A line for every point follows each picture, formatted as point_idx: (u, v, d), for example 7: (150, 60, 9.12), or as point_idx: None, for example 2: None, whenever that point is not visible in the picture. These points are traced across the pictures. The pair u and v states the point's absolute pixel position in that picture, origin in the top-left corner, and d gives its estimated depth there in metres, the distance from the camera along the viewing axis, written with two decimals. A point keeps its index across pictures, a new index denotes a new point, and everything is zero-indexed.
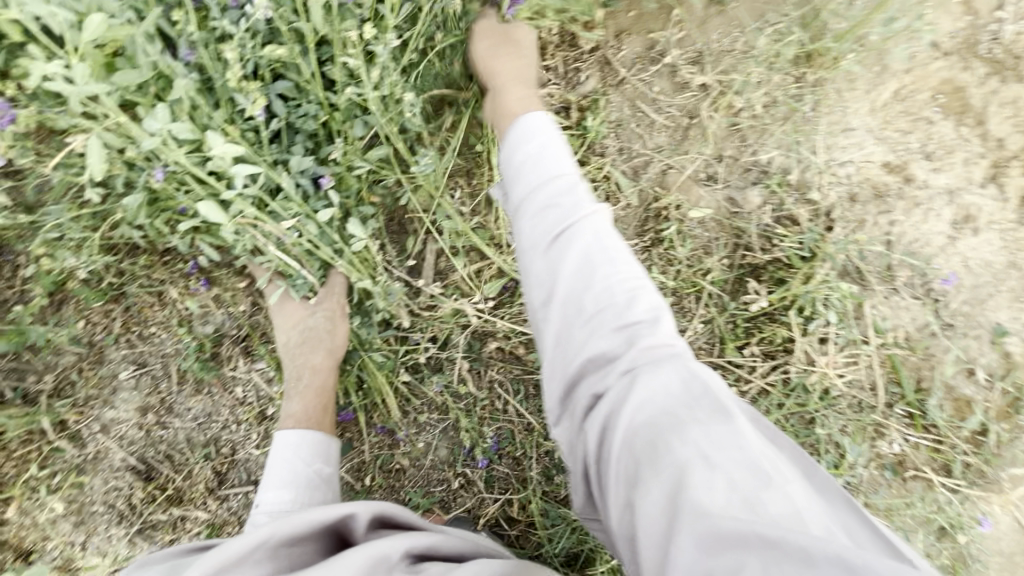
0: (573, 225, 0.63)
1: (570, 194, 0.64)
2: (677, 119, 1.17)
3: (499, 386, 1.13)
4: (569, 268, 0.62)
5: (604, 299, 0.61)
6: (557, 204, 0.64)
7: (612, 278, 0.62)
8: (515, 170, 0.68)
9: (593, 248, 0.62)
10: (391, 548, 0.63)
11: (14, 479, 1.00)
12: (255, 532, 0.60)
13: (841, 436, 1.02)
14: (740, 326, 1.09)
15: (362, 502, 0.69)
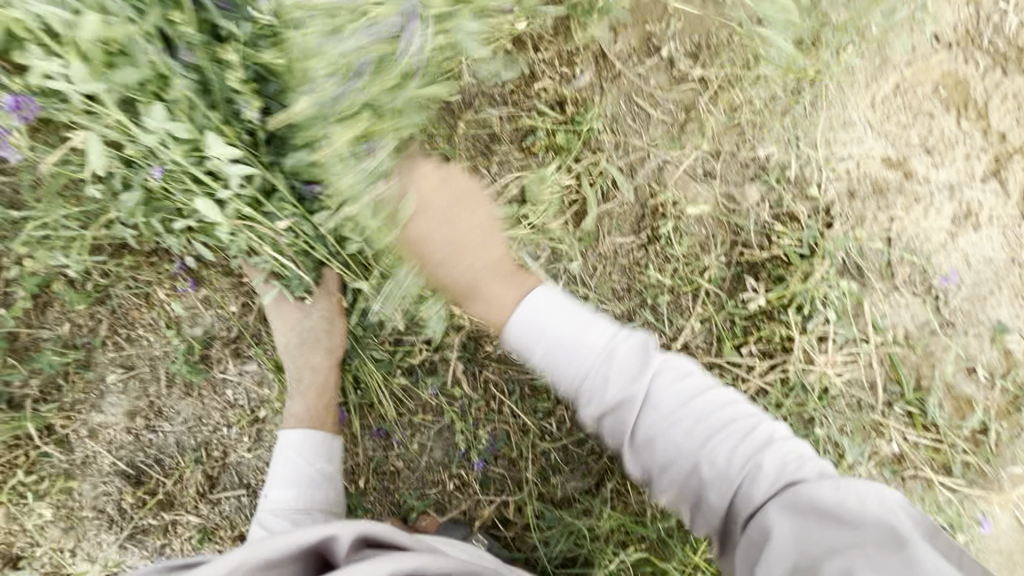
0: (638, 416, 0.71)
1: (614, 361, 0.72)
2: (674, 114, 1.15)
3: (495, 386, 1.12)
4: (637, 390, 0.70)
5: (694, 453, 0.69)
6: (612, 373, 0.72)
7: (697, 425, 0.69)
8: (548, 368, 0.74)
9: (671, 418, 0.70)
10: (370, 572, 0.60)
11: (1, 485, 0.99)
12: (225, 560, 0.58)
13: (839, 435, 1.01)
14: (738, 325, 1.08)
15: (342, 524, 0.67)
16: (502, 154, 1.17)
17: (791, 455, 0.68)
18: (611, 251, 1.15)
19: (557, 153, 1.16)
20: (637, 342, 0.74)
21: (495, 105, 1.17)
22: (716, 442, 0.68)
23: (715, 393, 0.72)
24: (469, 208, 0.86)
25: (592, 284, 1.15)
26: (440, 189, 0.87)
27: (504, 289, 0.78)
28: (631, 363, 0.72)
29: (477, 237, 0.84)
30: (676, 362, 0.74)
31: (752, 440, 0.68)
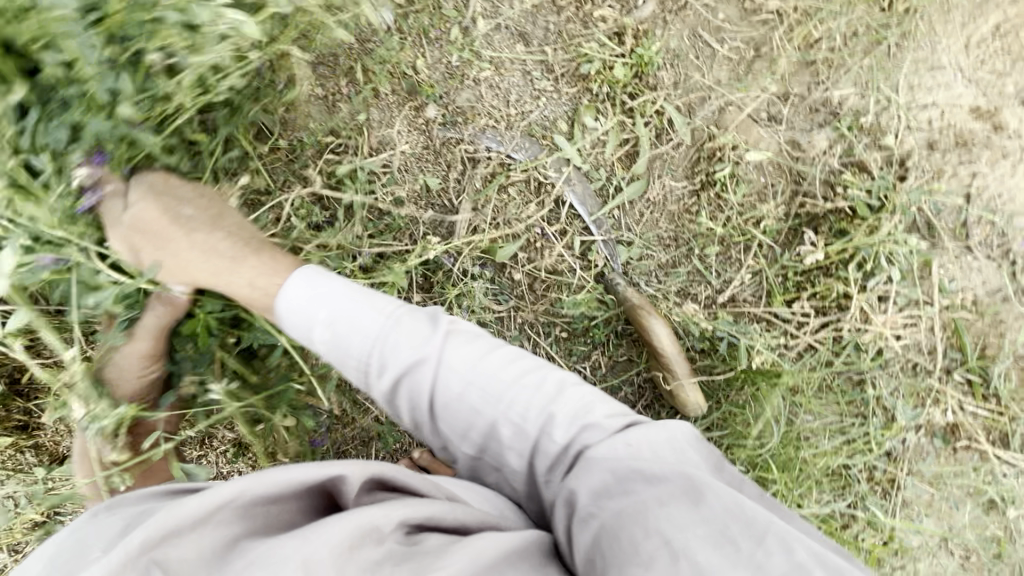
0: (421, 376, 0.68)
1: (398, 335, 0.69)
2: (741, 51, 1.07)
3: (529, 327, 1.10)
4: (458, 404, 0.67)
5: (495, 406, 0.66)
6: (391, 347, 0.69)
7: (493, 382, 0.67)
8: (336, 348, 0.71)
9: (472, 375, 0.68)
10: (386, 516, 0.50)
11: (48, 386, 1.02)
12: (214, 493, 0.45)
13: (891, 398, 0.97)
14: (790, 280, 1.02)
15: (354, 461, 0.54)
16: (553, 87, 1.11)
17: (585, 403, 0.67)
18: (660, 195, 1.10)
19: (611, 88, 1.10)
20: (427, 318, 0.72)
21: (549, 35, 1.10)
22: (516, 392, 0.67)
23: (512, 352, 0.71)
24: (213, 217, 0.89)
25: (637, 229, 1.09)
26: (160, 203, 0.87)
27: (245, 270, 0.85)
28: (420, 332, 0.70)
29: (217, 241, 0.87)
30: (462, 331, 0.72)
31: (554, 396, 0.68)
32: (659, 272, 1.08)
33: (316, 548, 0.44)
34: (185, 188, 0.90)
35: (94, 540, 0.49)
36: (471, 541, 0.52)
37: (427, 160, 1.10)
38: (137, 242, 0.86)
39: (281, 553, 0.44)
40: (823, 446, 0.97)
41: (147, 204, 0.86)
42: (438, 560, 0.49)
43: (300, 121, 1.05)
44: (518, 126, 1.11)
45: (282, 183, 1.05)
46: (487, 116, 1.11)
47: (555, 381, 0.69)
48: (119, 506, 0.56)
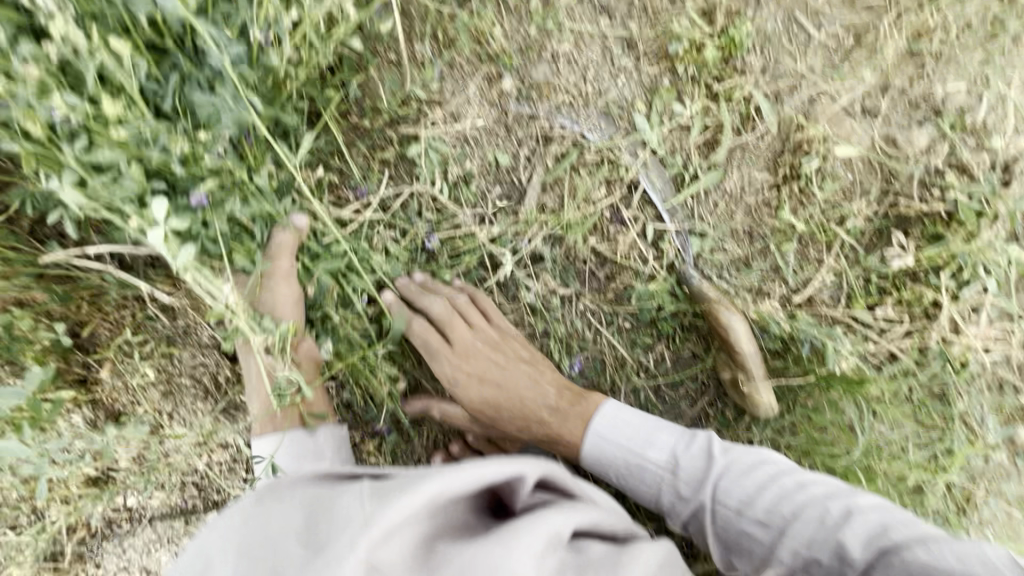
0: (713, 508, 0.84)
1: (682, 473, 0.88)
2: (841, 38, 1.01)
3: (592, 315, 1.06)
4: (745, 509, 0.81)
5: (773, 545, 0.78)
6: (687, 483, 0.87)
7: (771, 513, 0.79)
8: (626, 481, 0.92)
9: (745, 508, 0.81)
10: (562, 523, 0.53)
11: (107, 342, 1.01)
12: (419, 493, 0.47)
13: (976, 413, 0.94)
14: (874, 284, 0.98)
15: (528, 460, 0.57)
16: (634, 65, 1.06)
17: (878, 527, 0.73)
18: (739, 186, 1.05)
19: (697, 69, 1.04)
20: (699, 449, 0.89)
21: (633, 10, 1.05)
22: (795, 527, 0.77)
23: (787, 487, 0.81)
24: (500, 357, 0.97)
25: (712, 220, 1.05)
26: (478, 355, 0.97)
27: (576, 425, 0.94)
28: (700, 468, 0.87)
29: (487, 359, 0.97)
30: (747, 461, 0.85)
31: (828, 521, 0.75)
32: (732, 267, 1.03)
33: (518, 557, 0.48)
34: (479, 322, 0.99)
35: (285, 528, 0.51)
36: (633, 553, 0.56)
37: (496, 134, 1.05)
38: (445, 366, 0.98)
39: (486, 559, 0.48)
40: (900, 458, 0.93)
41: (458, 369, 0.97)
42: (612, 571, 0.53)
43: (369, 84, 1.00)
44: (595, 104, 1.06)
45: (347, 149, 1.01)
46: (563, 92, 1.06)
47: (842, 505, 0.77)
48: (283, 491, 0.57)
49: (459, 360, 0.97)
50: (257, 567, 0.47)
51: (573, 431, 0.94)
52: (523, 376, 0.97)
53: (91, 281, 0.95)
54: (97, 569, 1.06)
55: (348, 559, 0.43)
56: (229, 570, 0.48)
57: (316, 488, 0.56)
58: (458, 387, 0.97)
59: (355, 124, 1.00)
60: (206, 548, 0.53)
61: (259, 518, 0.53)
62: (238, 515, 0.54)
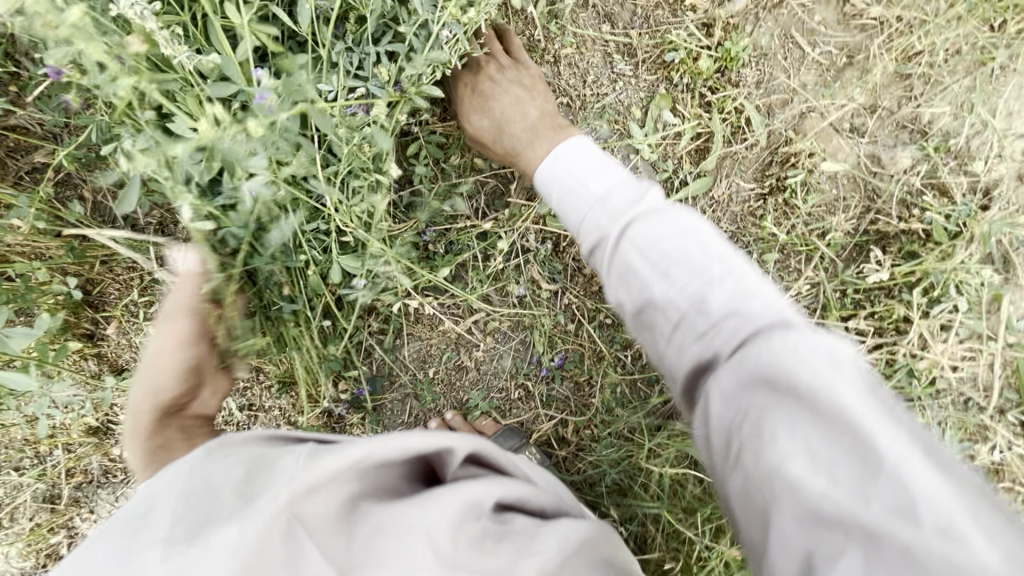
0: (637, 291, 0.61)
1: (606, 207, 0.68)
2: (833, 57, 1.04)
3: (576, 310, 1.10)
4: (662, 279, 0.59)
5: (652, 291, 0.59)
6: (610, 213, 0.67)
7: (665, 258, 0.59)
8: (560, 217, 0.75)
9: (644, 250, 0.61)
10: (483, 494, 0.56)
11: (116, 301, 1.07)
12: (344, 455, 0.49)
13: (939, 429, 0.96)
14: (849, 297, 1.01)
15: (459, 435, 0.58)
16: (632, 72, 1.10)
17: (755, 291, 0.57)
18: (725, 194, 1.08)
19: (692, 79, 1.08)
20: (639, 196, 0.67)
21: (635, 18, 1.09)
22: (682, 273, 0.58)
23: (694, 233, 0.61)
24: (519, 109, 1.00)
25: None
26: (497, 113, 0.99)
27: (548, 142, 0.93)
28: (625, 208, 0.67)
29: (496, 99, 0.99)
30: (670, 212, 0.63)
31: (711, 275, 0.58)
32: None
33: (432, 520, 0.52)
34: (511, 103, 0.99)
35: (223, 480, 0.53)
36: (564, 523, 0.60)
37: None
38: (472, 108, 0.99)
39: (402, 522, 0.51)
40: None
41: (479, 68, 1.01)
42: (531, 538, 0.56)
43: None
44: (591, 107, 1.11)
45: None
46: (563, 94, 1.11)
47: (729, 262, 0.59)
48: (231, 447, 0.59)
49: (479, 103, 0.99)
50: (194, 511, 0.49)
51: (540, 146, 0.94)
52: (526, 114, 0.99)
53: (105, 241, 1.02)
54: (91, 514, 1.12)
55: (268, 507, 0.45)
56: (169, 511, 0.50)
57: (260, 451, 0.57)
58: (467, 103, 1.00)
59: None
60: (153, 493, 0.54)
61: (203, 471, 0.55)
62: (192, 468, 0.56)
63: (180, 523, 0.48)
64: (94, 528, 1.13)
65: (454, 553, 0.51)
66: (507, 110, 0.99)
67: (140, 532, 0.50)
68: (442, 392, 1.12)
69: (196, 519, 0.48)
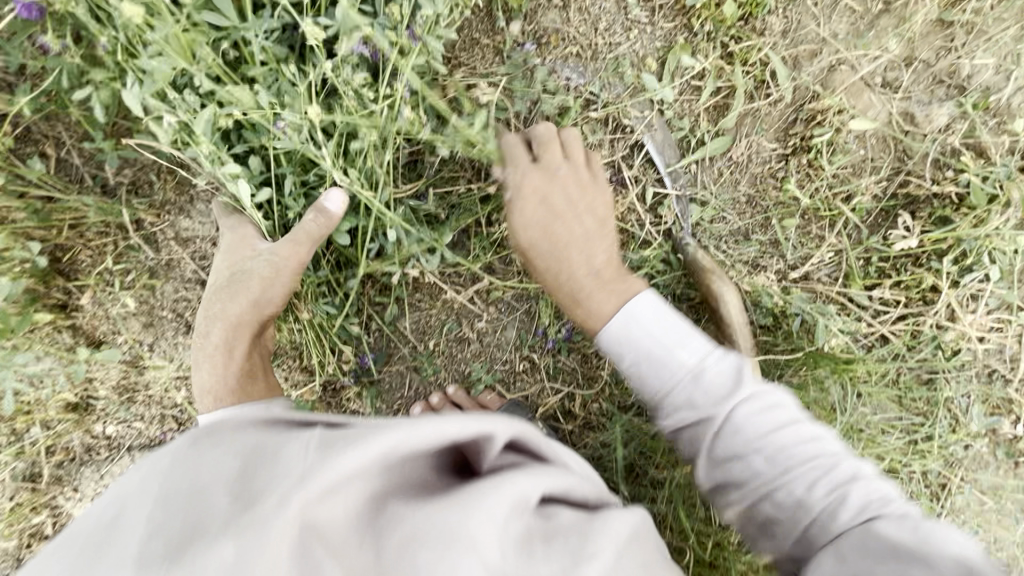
0: (731, 471, 0.70)
1: (699, 383, 0.73)
2: (868, 3, 0.95)
3: None
4: (761, 467, 0.68)
5: (774, 480, 0.67)
6: (717, 402, 0.71)
7: (787, 451, 0.68)
8: (635, 379, 0.78)
9: (760, 438, 0.69)
10: (530, 487, 0.50)
11: (89, 269, 0.99)
12: (367, 448, 0.44)
13: (962, 402, 0.93)
14: (873, 265, 0.96)
15: (499, 419, 0.52)
16: (648, 19, 1.01)
17: (878, 496, 0.65)
18: (745, 155, 1.01)
19: (714, 27, 0.99)
20: (730, 366, 0.74)
21: None
22: (805, 469, 0.67)
23: (806, 431, 0.70)
24: (572, 240, 0.91)
25: (714, 189, 1.02)
26: (566, 220, 0.91)
27: (607, 298, 0.84)
28: (725, 386, 0.72)
29: (562, 213, 0.92)
30: (765, 393, 0.72)
31: (836, 475, 0.66)
32: (730, 238, 1.01)
33: (476, 525, 0.45)
34: (580, 220, 0.92)
35: (214, 475, 0.45)
36: (609, 519, 0.54)
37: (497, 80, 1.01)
38: (531, 206, 0.92)
39: (441, 523, 0.45)
40: (881, 441, 0.93)
41: (523, 186, 0.92)
42: (582, 540, 0.50)
43: None
44: (603, 59, 1.02)
45: None
46: (572, 43, 1.02)
47: (849, 467, 0.67)
48: (227, 434, 0.52)
49: (542, 206, 0.92)
50: (176, 519, 0.42)
51: (603, 302, 0.84)
52: (593, 237, 0.92)
53: (71, 203, 0.93)
54: (75, 493, 1.07)
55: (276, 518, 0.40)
56: (145, 521, 0.43)
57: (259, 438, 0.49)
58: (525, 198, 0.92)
59: None
60: (133, 492, 0.47)
61: (190, 466, 0.47)
62: (177, 458, 0.48)
63: (158, 537, 0.41)
64: (79, 507, 1.07)
65: (501, 563, 0.44)
66: (579, 228, 0.91)
67: (115, 542, 0.42)
68: (443, 365, 1.07)
69: (180, 530, 0.41)
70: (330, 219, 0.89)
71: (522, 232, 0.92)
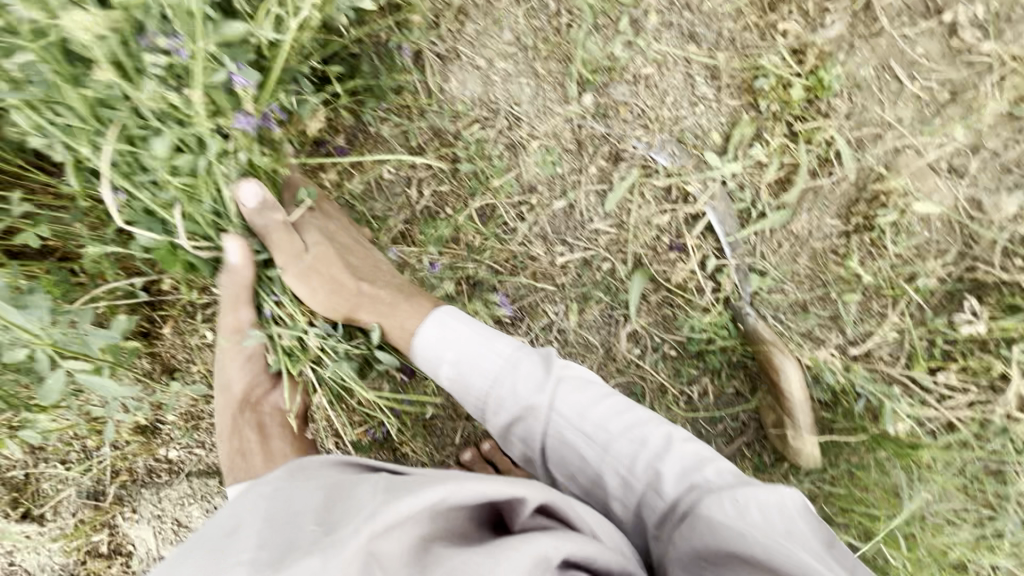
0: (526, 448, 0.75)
1: (516, 377, 0.76)
2: (935, 92, 0.99)
3: (639, 340, 1.07)
4: (559, 451, 0.73)
5: (596, 461, 0.71)
6: (505, 387, 0.76)
7: (599, 428, 0.72)
8: (458, 391, 0.80)
9: (577, 419, 0.73)
10: (554, 549, 0.49)
11: (175, 300, 1.05)
12: (425, 494, 0.46)
13: None
14: (938, 347, 0.97)
15: (531, 484, 0.53)
16: (715, 96, 1.05)
17: (693, 459, 0.70)
18: (805, 229, 1.03)
19: (780, 106, 1.03)
20: (538, 357, 0.79)
21: (720, 40, 1.05)
22: (620, 446, 0.71)
23: (620, 404, 0.75)
24: (382, 273, 0.96)
25: (773, 259, 1.04)
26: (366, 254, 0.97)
27: (413, 315, 0.89)
28: (537, 373, 0.76)
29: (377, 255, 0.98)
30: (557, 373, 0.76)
31: (650, 446, 0.71)
32: (790, 310, 1.02)
33: None
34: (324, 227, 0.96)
35: (297, 510, 0.48)
36: None
37: (568, 149, 1.07)
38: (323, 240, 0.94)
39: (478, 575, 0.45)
40: (949, 531, 0.92)
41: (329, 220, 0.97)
42: None
43: (449, 90, 1.05)
44: (671, 129, 1.07)
45: (424, 145, 1.05)
46: (639, 115, 1.07)
47: (663, 432, 0.73)
48: (303, 470, 0.57)
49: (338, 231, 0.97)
50: (276, 535, 0.45)
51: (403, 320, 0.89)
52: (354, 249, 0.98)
53: None
54: (133, 514, 1.10)
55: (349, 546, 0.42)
56: (246, 539, 0.46)
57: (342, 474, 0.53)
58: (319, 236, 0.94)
59: (439, 127, 1.05)
60: (239, 514, 0.51)
61: (279, 493, 0.51)
62: (265, 495, 0.52)
63: (257, 553, 0.44)
64: (135, 528, 1.10)
65: None
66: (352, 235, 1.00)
67: (219, 552, 0.46)
68: None
69: (275, 550, 0.43)
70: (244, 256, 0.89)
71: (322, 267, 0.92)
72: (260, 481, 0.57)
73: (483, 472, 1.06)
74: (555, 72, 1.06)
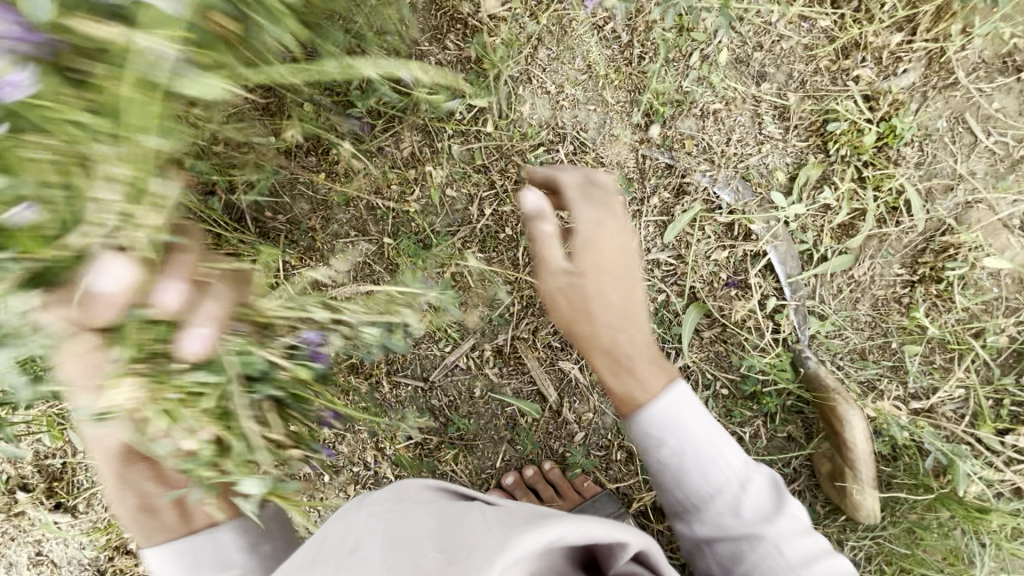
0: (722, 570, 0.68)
1: (744, 499, 0.67)
2: (1009, 149, 1.00)
3: (692, 376, 1.05)
4: None
5: None
6: (728, 500, 0.68)
7: None
8: (665, 476, 0.71)
9: (796, 567, 0.64)
10: None
11: None
12: (545, 530, 0.45)
13: None
14: (1005, 408, 0.96)
15: (632, 528, 0.53)
16: (782, 136, 1.05)
17: None
18: (868, 276, 1.02)
19: (850, 151, 1.02)
20: (767, 480, 0.70)
21: (792, 81, 1.05)
22: None
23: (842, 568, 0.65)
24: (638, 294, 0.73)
25: (834, 304, 1.02)
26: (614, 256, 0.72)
27: (660, 373, 0.72)
28: (766, 501, 0.68)
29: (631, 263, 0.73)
30: (785, 511, 0.67)
31: None
32: (851, 358, 1.00)
33: None
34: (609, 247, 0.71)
35: (415, 533, 0.48)
36: None
37: (631, 178, 1.07)
38: (584, 254, 0.71)
39: None
40: None
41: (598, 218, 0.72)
42: None
43: (516, 112, 1.06)
44: (736, 166, 1.06)
45: (489, 165, 1.06)
46: (705, 149, 1.06)
47: None
48: (403, 494, 0.57)
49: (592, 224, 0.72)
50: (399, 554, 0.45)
51: (648, 387, 0.71)
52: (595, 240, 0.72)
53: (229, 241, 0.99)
54: None
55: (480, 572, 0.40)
56: (367, 549, 0.46)
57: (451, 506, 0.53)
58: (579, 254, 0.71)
59: (504, 147, 1.05)
60: (351, 525, 0.51)
61: (393, 513, 0.52)
62: (379, 510, 0.53)
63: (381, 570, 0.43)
64: None
65: None
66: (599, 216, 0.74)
67: (338, 557, 0.46)
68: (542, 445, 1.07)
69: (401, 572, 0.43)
70: (134, 291, 0.56)
71: (565, 294, 0.72)
72: (364, 498, 0.58)
73: (525, 500, 1.04)
74: (623, 102, 1.06)
